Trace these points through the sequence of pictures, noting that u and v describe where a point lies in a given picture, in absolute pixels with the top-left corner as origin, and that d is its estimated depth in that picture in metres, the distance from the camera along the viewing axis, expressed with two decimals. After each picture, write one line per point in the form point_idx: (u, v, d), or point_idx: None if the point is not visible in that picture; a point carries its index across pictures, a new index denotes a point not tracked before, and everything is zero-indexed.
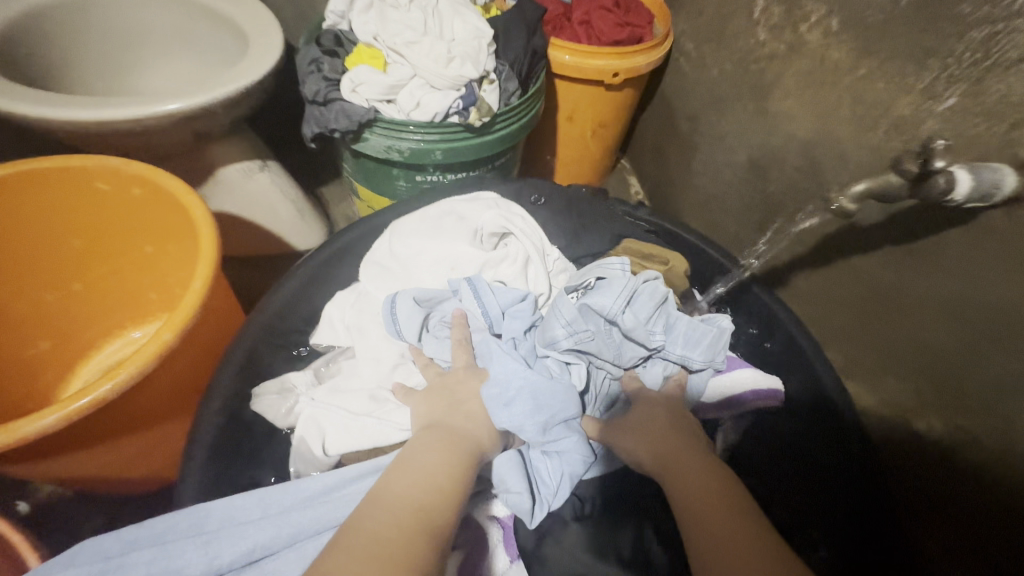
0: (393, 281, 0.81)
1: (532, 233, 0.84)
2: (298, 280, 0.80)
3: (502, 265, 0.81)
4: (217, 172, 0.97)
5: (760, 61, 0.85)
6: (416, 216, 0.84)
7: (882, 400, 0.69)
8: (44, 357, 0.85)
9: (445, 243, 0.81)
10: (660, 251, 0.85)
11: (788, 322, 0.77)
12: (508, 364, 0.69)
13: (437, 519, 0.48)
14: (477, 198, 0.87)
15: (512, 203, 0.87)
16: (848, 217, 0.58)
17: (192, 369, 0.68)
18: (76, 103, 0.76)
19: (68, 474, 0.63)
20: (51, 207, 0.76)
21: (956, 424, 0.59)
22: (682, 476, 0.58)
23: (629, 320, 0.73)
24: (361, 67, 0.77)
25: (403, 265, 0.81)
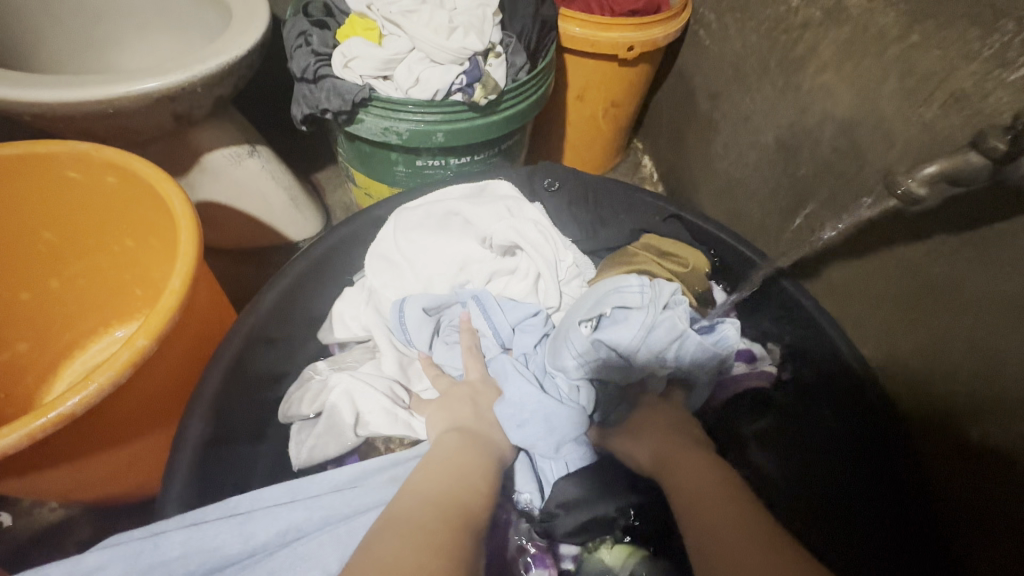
0: (399, 280, 0.76)
1: (544, 244, 0.76)
2: (290, 276, 0.73)
3: (512, 280, 0.75)
4: (201, 158, 0.90)
5: (792, 31, 0.77)
6: (420, 208, 0.78)
7: (924, 398, 0.64)
8: (23, 360, 0.79)
9: (454, 246, 0.75)
10: (683, 249, 0.79)
11: (820, 317, 0.71)
12: (523, 388, 0.63)
13: (474, 514, 0.45)
14: (484, 189, 0.81)
15: (526, 207, 0.79)
16: (913, 204, 0.51)
17: (176, 374, 0.63)
18: (42, 82, 0.69)
19: (46, 489, 0.58)
20: (18, 199, 0.69)
21: (994, 423, 0.55)
22: (680, 466, 0.54)
23: (642, 357, 0.65)
24: (354, 40, 0.70)
25: (407, 263, 0.76)
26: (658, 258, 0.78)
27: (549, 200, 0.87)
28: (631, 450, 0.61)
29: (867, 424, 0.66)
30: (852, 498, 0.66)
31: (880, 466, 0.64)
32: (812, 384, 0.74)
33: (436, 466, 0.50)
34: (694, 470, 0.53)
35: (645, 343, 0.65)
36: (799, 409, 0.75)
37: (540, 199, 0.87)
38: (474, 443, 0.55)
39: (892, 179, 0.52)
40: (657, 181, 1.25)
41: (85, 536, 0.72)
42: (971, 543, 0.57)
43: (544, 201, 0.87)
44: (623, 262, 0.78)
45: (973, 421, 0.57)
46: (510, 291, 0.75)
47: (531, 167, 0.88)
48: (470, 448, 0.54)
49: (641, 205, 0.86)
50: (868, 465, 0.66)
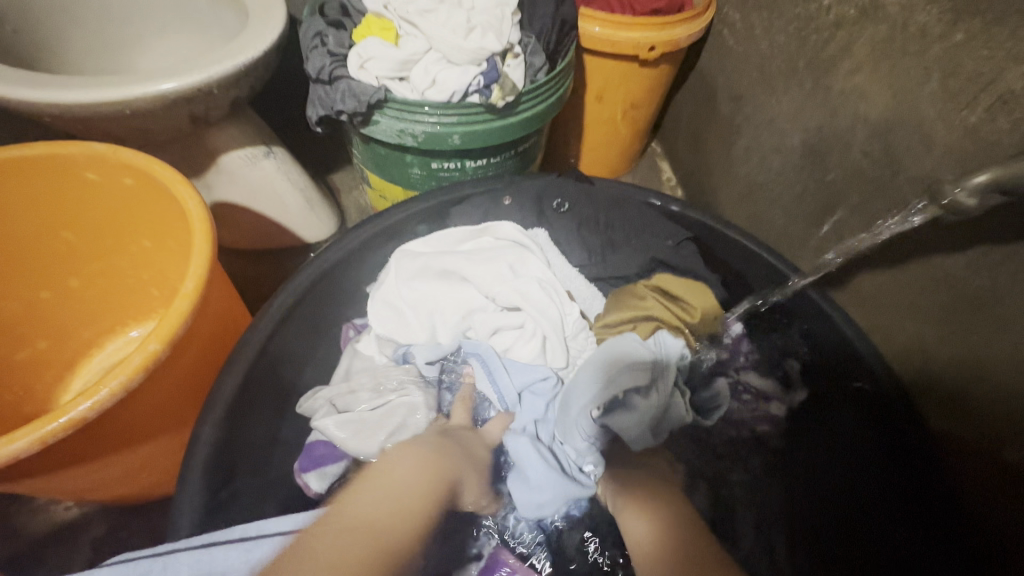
0: (405, 327, 0.74)
1: (549, 304, 0.72)
2: (307, 277, 0.73)
3: (519, 338, 0.72)
4: (219, 158, 0.90)
5: (823, 30, 0.74)
6: (429, 251, 0.77)
7: (962, 418, 0.61)
8: (40, 358, 0.80)
9: (457, 302, 0.74)
10: (693, 289, 0.73)
11: (847, 329, 0.68)
12: (533, 456, 0.64)
13: (396, 543, 0.48)
14: (483, 232, 0.79)
15: (529, 257, 0.75)
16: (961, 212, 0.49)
17: (188, 381, 0.62)
18: (62, 83, 0.70)
19: (56, 491, 0.58)
20: (38, 199, 0.70)
21: None
22: (650, 501, 0.60)
23: (641, 444, 0.64)
24: (370, 40, 0.69)
25: (411, 317, 0.74)
26: (666, 301, 0.73)
27: (558, 221, 0.82)
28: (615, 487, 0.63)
29: (897, 439, 0.64)
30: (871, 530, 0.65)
31: (908, 483, 0.64)
32: (838, 410, 0.71)
33: (371, 488, 0.53)
34: (659, 516, 0.58)
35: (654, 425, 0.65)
36: (825, 435, 0.72)
37: (549, 219, 0.82)
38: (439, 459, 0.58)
39: (941, 188, 0.51)
40: (676, 183, 1.23)
41: (99, 532, 0.73)
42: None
43: (553, 222, 0.82)
44: (629, 304, 0.74)
45: (1008, 443, 0.55)
46: (516, 348, 0.72)
47: (542, 183, 0.83)
48: (428, 463, 0.57)
49: (653, 223, 0.81)
50: (901, 484, 0.65)
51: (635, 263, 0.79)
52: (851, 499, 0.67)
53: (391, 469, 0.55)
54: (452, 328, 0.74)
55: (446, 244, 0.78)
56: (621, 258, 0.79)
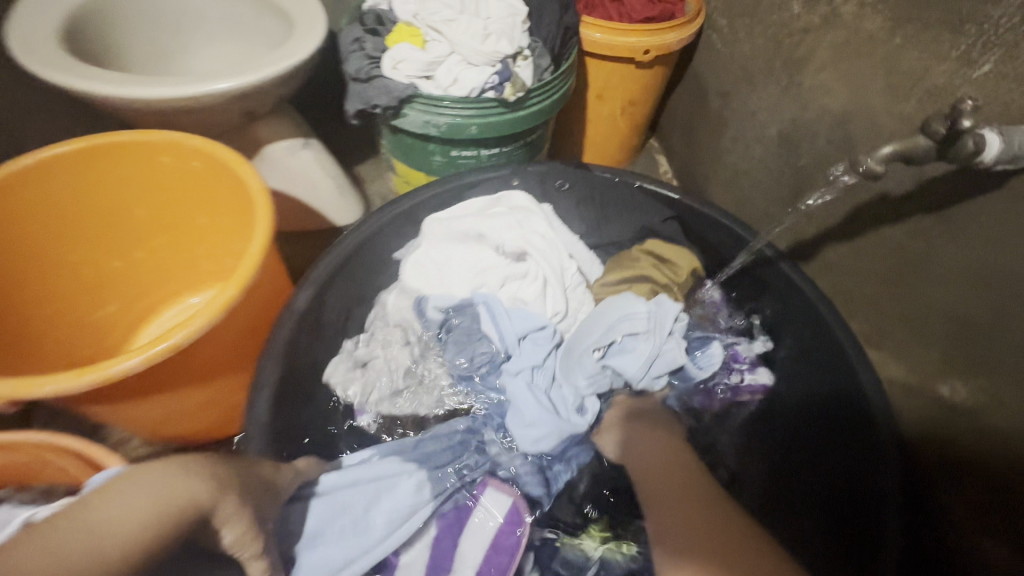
0: (429, 281, 0.86)
1: (550, 252, 0.86)
2: (339, 253, 0.81)
3: (523, 284, 0.84)
4: (263, 148, 1.03)
5: (794, 35, 0.85)
6: (447, 220, 0.87)
7: (907, 365, 0.71)
8: (111, 319, 0.92)
9: (471, 259, 0.86)
10: (681, 253, 0.89)
11: (817, 302, 0.77)
12: (531, 402, 0.75)
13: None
14: (498, 201, 0.90)
15: (534, 220, 0.88)
16: (875, 180, 0.53)
17: (248, 329, 0.74)
18: (140, 81, 0.82)
19: (140, 417, 0.70)
20: (117, 179, 0.83)
21: (983, 388, 0.61)
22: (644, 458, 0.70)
23: (642, 383, 0.78)
24: (401, 44, 0.80)
25: (438, 272, 0.86)
26: (658, 262, 0.89)
27: (561, 199, 0.96)
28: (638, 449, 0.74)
29: (858, 399, 0.70)
30: (840, 482, 0.72)
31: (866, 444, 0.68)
32: (805, 377, 0.81)
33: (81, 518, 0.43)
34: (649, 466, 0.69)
35: (649, 369, 0.79)
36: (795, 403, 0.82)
37: (553, 198, 0.96)
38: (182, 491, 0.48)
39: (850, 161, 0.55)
40: (672, 175, 1.33)
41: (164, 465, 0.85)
42: (987, 509, 0.61)
43: (556, 200, 0.96)
44: (627, 265, 0.90)
45: (945, 380, 0.66)
46: (523, 295, 0.84)
47: (545, 169, 0.93)
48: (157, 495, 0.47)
49: (642, 201, 0.92)
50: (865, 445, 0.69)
51: (628, 231, 0.96)
52: (808, 459, 0.77)
53: (88, 517, 0.43)
54: (466, 282, 0.85)
55: (466, 211, 0.90)
56: (616, 228, 0.96)
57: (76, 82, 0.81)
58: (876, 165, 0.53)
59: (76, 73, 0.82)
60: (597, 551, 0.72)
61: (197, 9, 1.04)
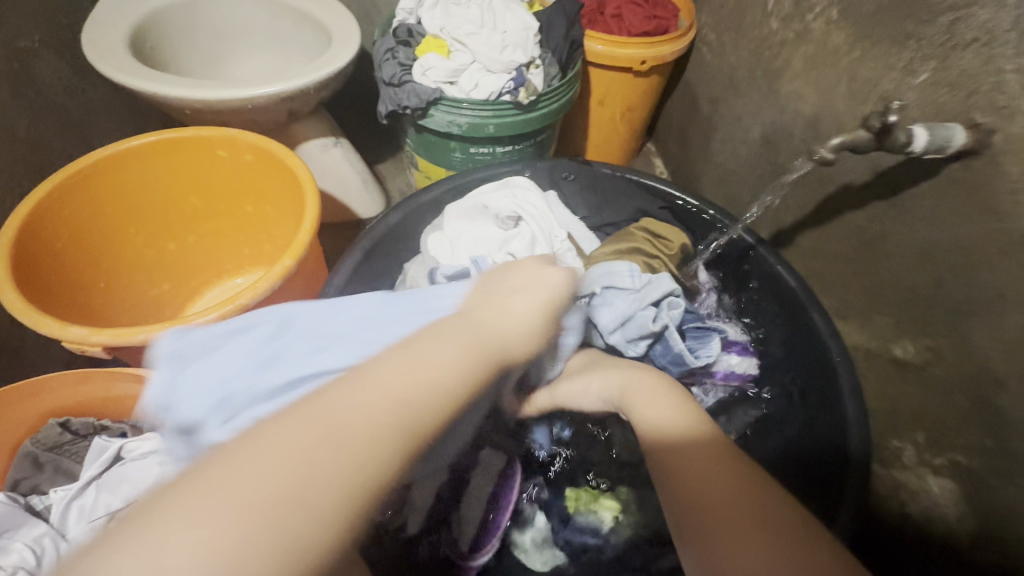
0: (440, 251, 0.94)
1: (542, 218, 0.95)
2: (366, 242, 0.91)
3: (513, 241, 0.92)
4: (299, 146, 1.15)
5: (773, 48, 0.97)
6: (458, 203, 0.97)
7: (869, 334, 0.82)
8: (165, 297, 1.02)
9: (474, 228, 0.95)
10: (673, 231, 0.98)
11: (800, 292, 0.86)
12: None
13: (415, 428, 0.37)
14: (506, 186, 0.99)
15: (529, 193, 0.99)
16: (826, 167, 0.66)
17: (295, 300, 0.85)
18: (201, 85, 0.93)
19: None
20: (178, 169, 0.94)
21: (926, 346, 0.72)
22: (680, 461, 0.52)
23: (616, 339, 0.84)
24: (429, 55, 0.92)
25: (450, 244, 0.94)
26: (650, 237, 0.97)
27: (567, 188, 1.06)
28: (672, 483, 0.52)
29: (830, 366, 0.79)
30: (812, 442, 0.80)
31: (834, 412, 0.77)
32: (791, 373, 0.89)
33: (402, 354, 0.41)
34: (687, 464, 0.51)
35: (623, 327, 0.83)
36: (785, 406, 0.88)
37: (561, 187, 1.06)
38: (477, 335, 0.45)
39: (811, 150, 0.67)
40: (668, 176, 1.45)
41: None
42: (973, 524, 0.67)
43: (563, 189, 1.06)
44: (624, 239, 0.97)
45: (898, 343, 0.77)
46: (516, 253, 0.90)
47: (552, 163, 1.04)
48: (457, 336, 0.44)
49: (639, 192, 1.04)
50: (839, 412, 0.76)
51: (625, 213, 1.05)
52: (792, 458, 0.82)
53: (426, 342, 0.43)
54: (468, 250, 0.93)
55: (478, 195, 0.98)
56: (615, 212, 1.06)
57: (143, 84, 0.92)
58: (827, 154, 0.64)
59: (144, 76, 0.93)
60: (611, 522, 0.80)
61: (241, 21, 1.17)
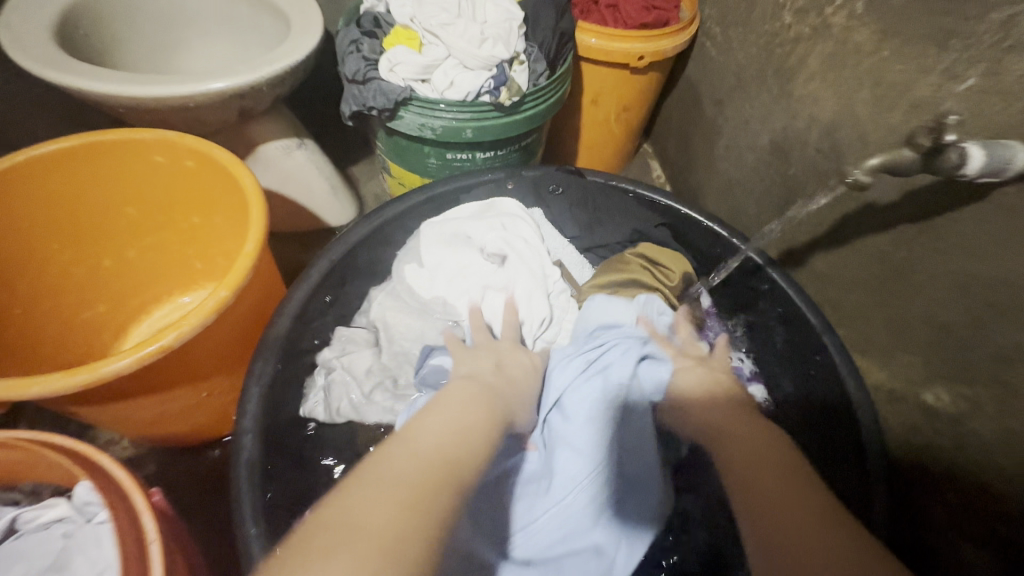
0: (422, 279, 0.86)
1: (530, 255, 0.87)
2: (321, 270, 0.77)
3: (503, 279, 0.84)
4: (257, 148, 1.03)
5: (785, 45, 0.87)
6: (430, 233, 0.87)
7: (893, 374, 0.73)
8: (99, 318, 0.92)
9: (457, 261, 0.86)
10: (674, 257, 0.91)
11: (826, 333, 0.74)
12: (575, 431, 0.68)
13: (458, 473, 0.46)
14: (489, 207, 0.93)
15: (520, 224, 0.90)
16: (861, 191, 0.56)
17: (239, 332, 0.73)
18: (132, 79, 0.81)
19: (128, 417, 0.69)
20: (109, 177, 0.82)
21: (962, 395, 0.63)
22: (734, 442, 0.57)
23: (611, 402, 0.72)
24: (397, 48, 0.81)
25: (429, 275, 0.86)
26: (649, 266, 0.90)
27: (554, 203, 0.97)
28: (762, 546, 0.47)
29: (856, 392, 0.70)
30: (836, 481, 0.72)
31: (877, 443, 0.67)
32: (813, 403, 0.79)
33: (436, 413, 0.54)
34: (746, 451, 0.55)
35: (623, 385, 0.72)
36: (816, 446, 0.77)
37: (547, 201, 0.97)
38: (481, 396, 0.59)
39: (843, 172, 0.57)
40: (666, 181, 1.35)
41: (150, 469, 0.87)
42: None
43: (550, 203, 0.97)
44: (617, 268, 0.91)
45: (928, 388, 0.68)
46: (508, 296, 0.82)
47: (539, 174, 0.93)
48: (466, 399, 0.57)
49: (635, 207, 0.93)
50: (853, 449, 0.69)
51: (621, 233, 0.98)
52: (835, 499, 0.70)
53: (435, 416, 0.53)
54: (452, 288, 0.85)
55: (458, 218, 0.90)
56: (607, 231, 0.99)
57: (64, 78, 0.79)
58: (863, 178, 0.55)
59: (66, 69, 0.81)
60: None
61: (190, 6, 1.04)
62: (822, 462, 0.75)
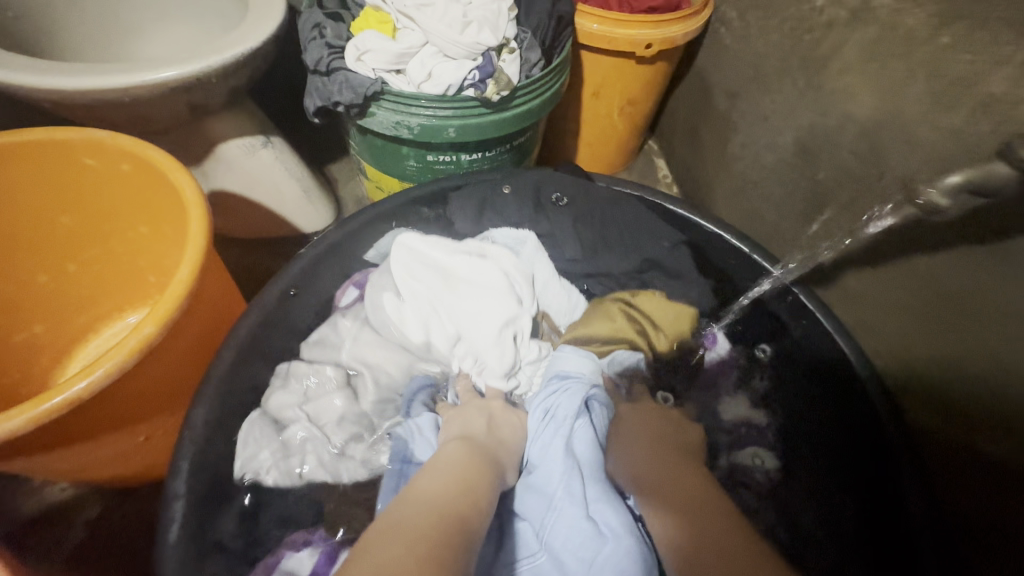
0: (391, 311, 0.74)
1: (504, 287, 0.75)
2: (308, 259, 0.74)
3: (475, 318, 0.73)
4: (216, 146, 0.91)
5: (815, 30, 0.75)
6: (399, 266, 0.76)
7: (940, 413, 0.63)
8: (36, 342, 0.81)
9: (425, 299, 0.75)
10: (677, 313, 0.79)
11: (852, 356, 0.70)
12: (566, 488, 0.61)
13: (463, 519, 0.50)
14: (483, 255, 0.78)
15: (497, 253, 0.79)
16: None
17: (180, 367, 0.63)
18: (59, 69, 0.69)
19: (50, 469, 0.60)
20: (36, 184, 0.71)
21: None
22: (666, 483, 0.60)
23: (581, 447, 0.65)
24: (367, 33, 0.70)
25: (395, 309, 0.74)
26: (628, 306, 0.80)
27: (556, 214, 0.84)
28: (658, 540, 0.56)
29: (857, 395, 0.69)
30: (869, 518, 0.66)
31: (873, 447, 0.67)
32: (842, 446, 0.70)
33: (427, 473, 0.55)
34: (669, 492, 0.58)
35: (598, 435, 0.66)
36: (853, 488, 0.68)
37: (547, 212, 0.84)
38: (477, 449, 0.61)
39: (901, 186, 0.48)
40: (672, 181, 1.24)
41: (92, 513, 0.76)
42: None
43: (551, 215, 0.84)
44: (603, 319, 0.78)
45: (982, 437, 0.58)
46: (479, 340, 0.72)
47: (540, 175, 0.84)
48: (466, 448, 0.60)
49: (651, 224, 0.82)
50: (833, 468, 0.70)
51: (628, 262, 0.83)
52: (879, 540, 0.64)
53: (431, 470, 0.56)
54: (422, 327, 0.74)
55: (434, 246, 0.78)
56: (614, 258, 0.83)
57: None
58: None
59: None
60: None
61: None
62: (863, 490, 0.68)
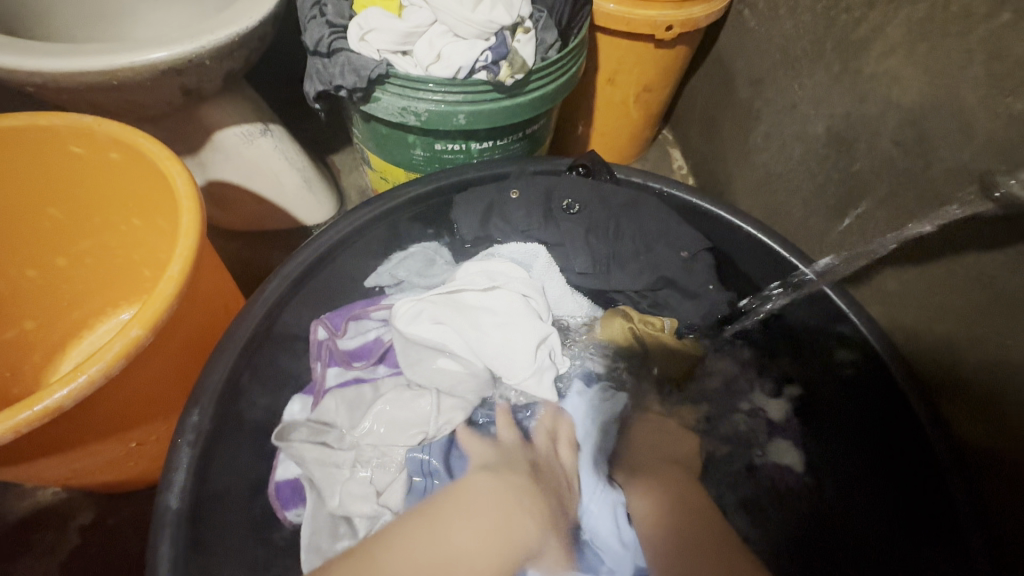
0: (401, 345, 0.70)
1: (518, 305, 0.70)
2: (283, 281, 0.67)
3: (500, 337, 0.68)
4: (212, 135, 0.87)
5: (853, 10, 0.70)
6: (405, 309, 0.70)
7: (975, 413, 0.60)
8: (25, 338, 0.77)
9: (436, 330, 0.68)
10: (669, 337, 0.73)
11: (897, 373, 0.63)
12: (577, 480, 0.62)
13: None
14: (494, 282, 0.72)
15: (502, 267, 0.74)
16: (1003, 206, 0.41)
17: (172, 368, 0.59)
18: (41, 49, 0.65)
19: (36, 477, 0.56)
20: (17, 174, 0.67)
21: None
22: (659, 478, 0.61)
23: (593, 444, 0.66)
24: (371, 11, 0.66)
25: (407, 344, 0.69)
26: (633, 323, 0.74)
27: (567, 224, 0.76)
28: (642, 536, 0.57)
29: (891, 393, 0.64)
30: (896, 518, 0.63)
31: (894, 448, 0.65)
32: (865, 448, 0.68)
33: (449, 513, 0.51)
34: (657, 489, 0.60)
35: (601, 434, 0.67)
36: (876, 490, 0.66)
37: (557, 221, 0.76)
38: (508, 485, 0.54)
39: None
40: (687, 172, 1.19)
41: (86, 518, 0.73)
42: None
43: (561, 224, 0.76)
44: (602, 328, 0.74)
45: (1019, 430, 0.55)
46: (510, 360, 0.68)
47: (552, 180, 0.77)
48: (498, 489, 0.53)
49: (677, 233, 0.75)
50: (846, 457, 0.69)
51: (641, 280, 0.75)
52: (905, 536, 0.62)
53: (451, 511, 0.52)
54: (430, 356, 0.68)
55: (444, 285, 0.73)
56: (627, 275, 0.75)
57: None
58: None
59: None
60: None
61: None
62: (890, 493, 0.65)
